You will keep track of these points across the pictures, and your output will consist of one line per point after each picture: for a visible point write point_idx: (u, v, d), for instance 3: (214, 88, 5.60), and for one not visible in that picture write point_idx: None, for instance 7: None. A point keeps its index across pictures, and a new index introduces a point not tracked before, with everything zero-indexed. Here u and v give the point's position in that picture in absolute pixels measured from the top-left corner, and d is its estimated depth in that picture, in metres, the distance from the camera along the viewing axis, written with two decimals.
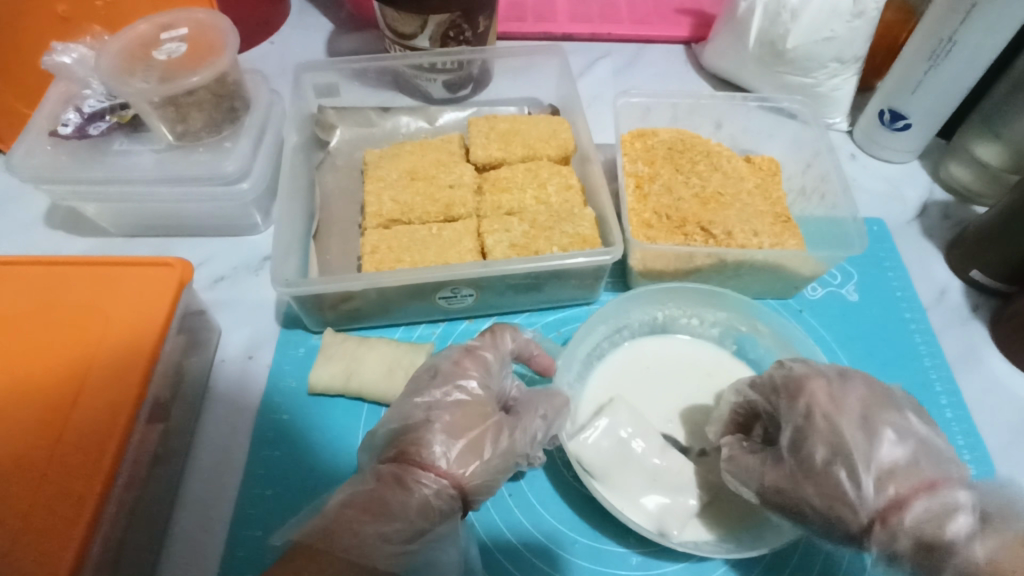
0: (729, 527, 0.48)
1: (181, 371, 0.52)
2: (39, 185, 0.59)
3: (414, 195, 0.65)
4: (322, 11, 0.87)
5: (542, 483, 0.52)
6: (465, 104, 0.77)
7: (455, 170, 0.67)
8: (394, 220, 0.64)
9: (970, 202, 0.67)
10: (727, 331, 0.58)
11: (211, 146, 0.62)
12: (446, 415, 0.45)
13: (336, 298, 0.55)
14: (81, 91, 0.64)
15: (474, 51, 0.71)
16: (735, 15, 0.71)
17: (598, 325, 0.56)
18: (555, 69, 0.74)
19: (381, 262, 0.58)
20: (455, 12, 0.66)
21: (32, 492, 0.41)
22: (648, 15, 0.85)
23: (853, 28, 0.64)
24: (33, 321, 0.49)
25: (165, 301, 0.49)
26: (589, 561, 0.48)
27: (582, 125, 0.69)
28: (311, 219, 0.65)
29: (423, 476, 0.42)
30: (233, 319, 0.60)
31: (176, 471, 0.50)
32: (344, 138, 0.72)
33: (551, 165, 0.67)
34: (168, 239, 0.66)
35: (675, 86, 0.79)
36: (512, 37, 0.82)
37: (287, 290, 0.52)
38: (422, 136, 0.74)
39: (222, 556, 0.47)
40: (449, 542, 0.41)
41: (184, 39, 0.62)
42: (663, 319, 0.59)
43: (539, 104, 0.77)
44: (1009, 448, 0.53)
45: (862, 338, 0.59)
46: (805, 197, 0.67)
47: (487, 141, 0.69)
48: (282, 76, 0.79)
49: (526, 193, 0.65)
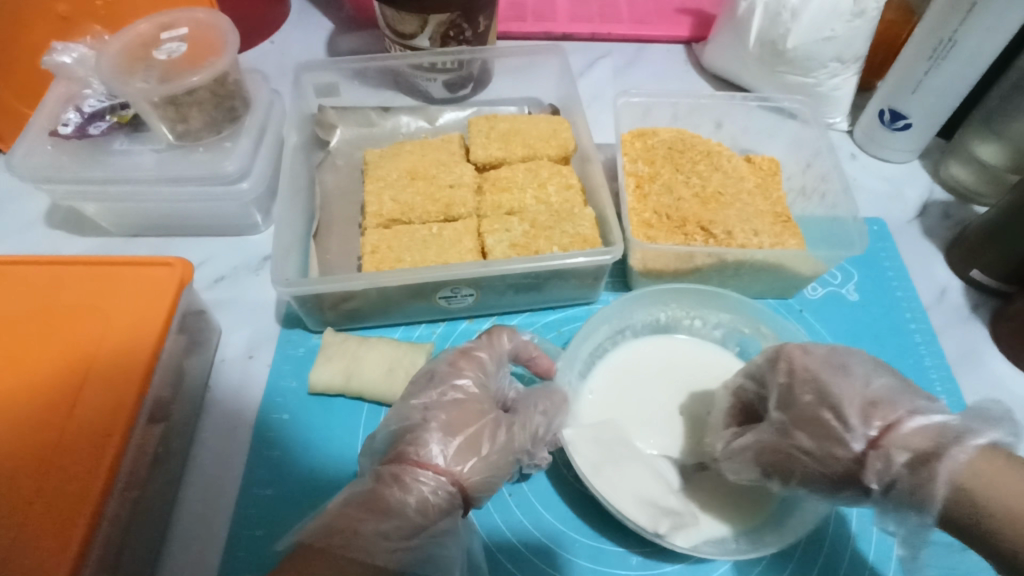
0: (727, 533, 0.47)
1: (181, 371, 0.52)
2: (39, 185, 0.59)
3: (414, 195, 0.65)
4: (322, 11, 0.87)
5: (543, 483, 0.52)
6: (465, 103, 0.77)
7: (455, 170, 0.67)
8: (394, 220, 0.64)
9: (970, 202, 0.67)
10: (731, 333, 0.58)
11: (211, 146, 0.62)
12: (444, 413, 0.45)
13: (336, 298, 0.55)
14: (81, 91, 0.64)
15: (474, 51, 0.71)
16: (735, 15, 0.71)
17: (602, 325, 0.56)
18: (556, 69, 0.74)
19: (381, 262, 0.58)
20: (456, 12, 0.66)
21: (33, 493, 0.41)
22: (648, 14, 0.85)
23: (853, 28, 0.64)
24: (32, 321, 0.49)
25: (165, 301, 0.49)
26: (589, 561, 0.48)
27: (582, 125, 0.69)
28: (311, 219, 0.65)
29: (422, 473, 0.42)
30: (233, 320, 0.60)
31: (177, 471, 0.50)
32: (345, 138, 0.72)
33: (550, 165, 0.67)
34: (169, 238, 0.66)
35: (675, 86, 0.79)
36: (512, 37, 0.82)
37: (286, 290, 0.52)
38: (422, 136, 0.74)
39: (222, 556, 0.47)
40: (451, 537, 0.41)
41: (184, 39, 0.62)
42: (666, 320, 0.59)
43: (539, 104, 0.77)
44: None
45: (862, 340, 0.59)
46: (805, 197, 0.67)
47: (487, 141, 0.69)
48: (282, 76, 0.79)
49: (526, 193, 0.65)
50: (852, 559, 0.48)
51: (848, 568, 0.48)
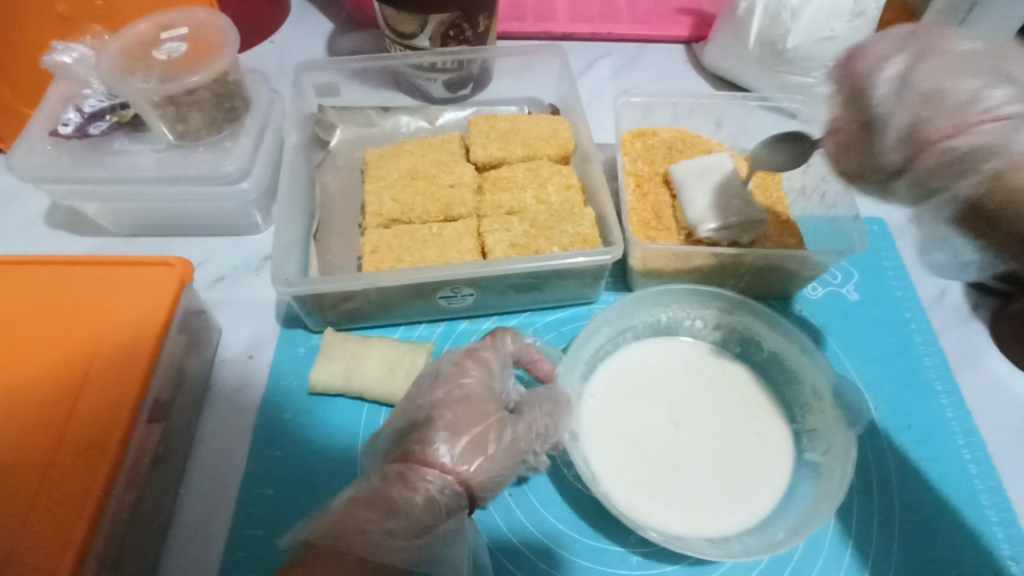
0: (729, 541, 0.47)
1: (181, 371, 0.52)
2: (39, 185, 0.59)
3: (414, 194, 0.65)
4: (322, 11, 0.87)
5: (543, 482, 0.52)
6: (466, 103, 0.77)
7: (455, 169, 0.67)
8: (394, 220, 0.64)
9: None
10: (730, 335, 0.57)
11: (211, 146, 0.62)
12: (450, 412, 0.45)
13: (336, 297, 0.55)
14: (81, 91, 0.64)
15: (474, 51, 0.71)
16: (735, 15, 0.71)
17: (603, 328, 0.55)
18: (556, 68, 0.74)
19: (381, 262, 0.58)
20: (456, 12, 0.66)
21: (33, 492, 0.41)
22: (648, 14, 0.85)
23: (853, 28, 0.64)
24: (33, 320, 0.49)
25: (165, 301, 0.49)
26: (589, 560, 0.48)
27: (582, 125, 0.69)
28: (311, 219, 0.65)
29: (428, 472, 0.41)
30: (233, 319, 0.60)
31: (178, 471, 0.50)
32: (345, 138, 0.72)
33: (551, 165, 0.67)
34: (169, 238, 0.66)
35: (674, 86, 0.79)
36: (512, 37, 0.82)
37: (287, 290, 0.52)
38: (422, 136, 0.74)
39: (223, 555, 0.47)
40: (457, 536, 0.41)
41: (184, 39, 0.63)
42: (667, 321, 0.58)
43: (539, 103, 0.77)
44: (1010, 447, 0.53)
45: (864, 341, 0.59)
46: (805, 197, 0.67)
47: (488, 141, 0.69)
48: (282, 76, 0.79)
49: (526, 192, 0.65)
50: (853, 559, 0.48)
51: (849, 567, 0.48)
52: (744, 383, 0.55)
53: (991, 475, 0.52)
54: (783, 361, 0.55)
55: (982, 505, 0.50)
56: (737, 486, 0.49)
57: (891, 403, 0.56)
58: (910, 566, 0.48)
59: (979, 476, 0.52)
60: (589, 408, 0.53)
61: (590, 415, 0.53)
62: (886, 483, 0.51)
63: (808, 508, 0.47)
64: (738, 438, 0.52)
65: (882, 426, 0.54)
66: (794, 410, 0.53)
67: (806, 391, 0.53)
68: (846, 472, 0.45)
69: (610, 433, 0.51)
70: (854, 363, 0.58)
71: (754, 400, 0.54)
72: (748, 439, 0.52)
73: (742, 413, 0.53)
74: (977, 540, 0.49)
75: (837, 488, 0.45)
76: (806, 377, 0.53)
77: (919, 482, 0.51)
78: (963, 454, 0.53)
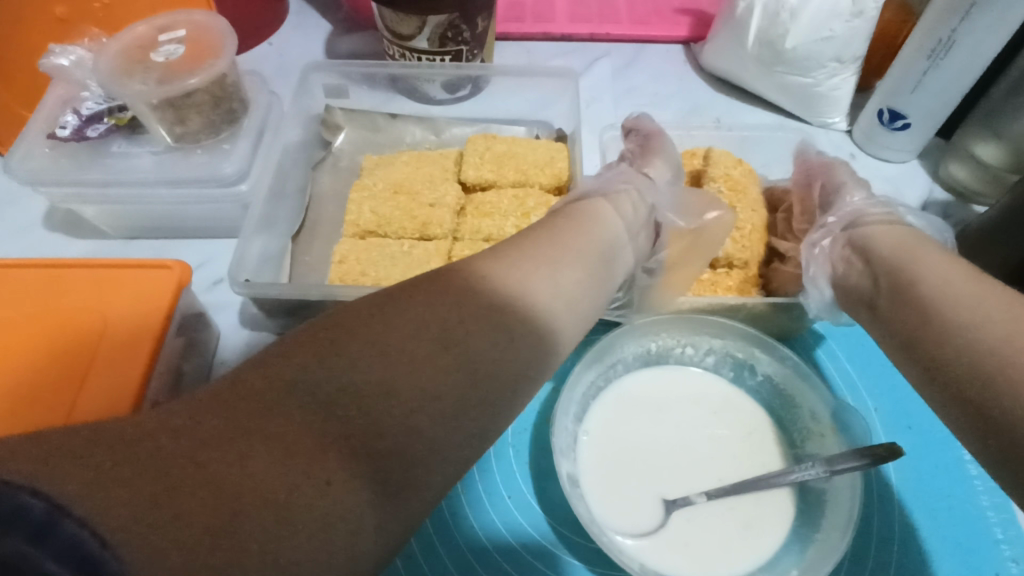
0: (727, 553, 0.47)
1: (180, 373, 0.51)
2: (37, 187, 0.59)
3: (393, 208, 0.66)
4: (322, 11, 0.87)
5: (541, 485, 0.52)
6: (475, 117, 0.76)
7: (440, 188, 0.68)
8: (370, 231, 0.65)
9: (970, 202, 0.67)
10: (723, 359, 0.56)
11: (210, 148, 0.62)
12: None
13: (294, 305, 0.55)
14: (79, 93, 0.64)
15: (477, 69, 0.71)
16: (735, 15, 0.70)
17: (593, 363, 0.53)
18: (567, 93, 0.73)
19: (347, 273, 0.60)
20: (454, 12, 0.65)
21: None
22: (648, 14, 0.85)
23: (853, 27, 0.64)
24: (32, 322, 0.49)
25: (164, 303, 0.49)
26: (589, 563, 0.48)
27: (579, 151, 0.68)
28: (299, 219, 0.66)
29: None
30: (232, 321, 0.59)
31: None
32: (350, 139, 0.73)
33: (539, 194, 0.67)
34: (168, 240, 0.65)
35: (674, 86, 0.79)
36: (511, 37, 0.84)
37: (245, 291, 0.53)
38: (427, 147, 0.75)
39: None
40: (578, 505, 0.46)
41: (183, 40, 0.63)
42: (658, 350, 0.56)
43: (549, 127, 0.75)
44: None
45: (870, 355, 0.58)
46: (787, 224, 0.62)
47: (481, 162, 0.69)
48: (281, 77, 0.79)
49: (506, 220, 0.65)
50: (851, 559, 0.48)
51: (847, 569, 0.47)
52: (744, 411, 0.54)
53: (991, 476, 0.52)
54: (781, 387, 0.54)
55: (982, 507, 0.50)
56: (744, 515, 0.48)
57: (893, 406, 0.56)
58: (911, 568, 0.47)
59: (979, 477, 0.52)
60: (587, 448, 0.51)
61: (589, 455, 0.51)
62: (887, 482, 0.51)
63: (816, 539, 0.46)
64: (743, 469, 0.51)
65: (883, 428, 0.54)
66: (795, 433, 0.52)
67: (805, 415, 0.52)
68: (854, 503, 0.45)
69: (609, 471, 0.50)
70: (856, 367, 0.58)
71: (755, 425, 0.53)
72: (753, 470, 0.51)
73: (743, 440, 0.52)
74: (978, 544, 0.48)
75: (845, 522, 0.45)
76: (804, 401, 0.53)
77: (921, 485, 0.51)
78: (964, 455, 0.53)
